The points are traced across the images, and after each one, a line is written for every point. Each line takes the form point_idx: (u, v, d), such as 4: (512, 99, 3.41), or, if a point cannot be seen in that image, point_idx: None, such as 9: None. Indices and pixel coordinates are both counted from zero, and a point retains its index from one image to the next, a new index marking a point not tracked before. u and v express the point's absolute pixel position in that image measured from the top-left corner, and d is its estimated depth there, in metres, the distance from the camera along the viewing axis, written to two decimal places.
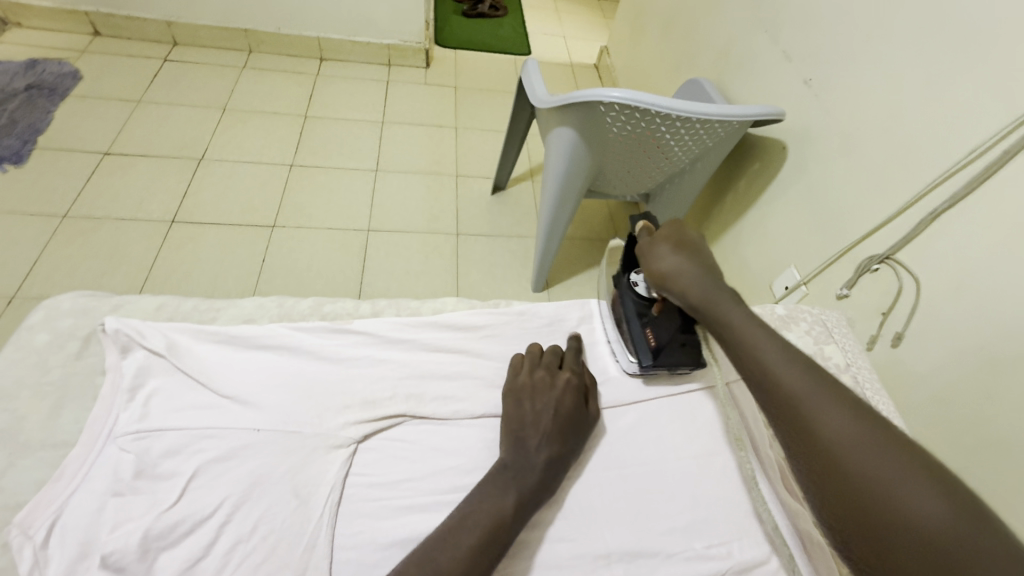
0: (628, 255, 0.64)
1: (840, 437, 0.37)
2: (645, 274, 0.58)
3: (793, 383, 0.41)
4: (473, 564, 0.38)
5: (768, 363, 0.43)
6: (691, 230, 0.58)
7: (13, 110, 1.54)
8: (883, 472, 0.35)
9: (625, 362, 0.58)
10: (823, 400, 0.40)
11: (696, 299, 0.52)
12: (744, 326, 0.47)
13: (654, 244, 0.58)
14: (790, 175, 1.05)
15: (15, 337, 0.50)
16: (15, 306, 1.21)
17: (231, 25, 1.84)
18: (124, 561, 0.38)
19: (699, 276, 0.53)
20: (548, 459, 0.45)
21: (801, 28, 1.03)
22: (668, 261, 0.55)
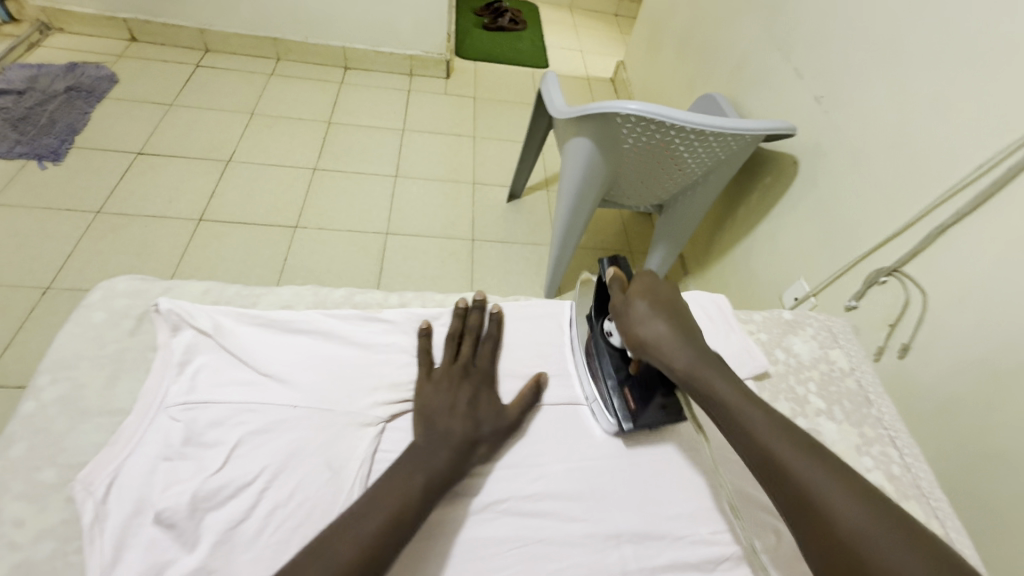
0: (599, 302, 0.60)
1: (858, 533, 0.37)
2: (623, 337, 0.55)
3: (799, 471, 0.40)
4: (373, 551, 0.39)
5: (768, 444, 0.43)
6: (664, 284, 0.57)
7: (53, 110, 1.62)
8: (904, 572, 0.35)
9: (604, 424, 0.55)
10: (836, 496, 0.39)
11: (682, 369, 0.50)
12: (737, 404, 0.46)
13: (631, 303, 0.54)
14: (801, 188, 1.07)
15: (75, 315, 0.55)
16: (49, 296, 1.26)
17: (261, 33, 1.92)
18: (175, 517, 0.41)
19: (682, 344, 0.51)
20: (464, 435, 0.48)
21: (813, 47, 1.06)
22: (649, 327, 0.52)
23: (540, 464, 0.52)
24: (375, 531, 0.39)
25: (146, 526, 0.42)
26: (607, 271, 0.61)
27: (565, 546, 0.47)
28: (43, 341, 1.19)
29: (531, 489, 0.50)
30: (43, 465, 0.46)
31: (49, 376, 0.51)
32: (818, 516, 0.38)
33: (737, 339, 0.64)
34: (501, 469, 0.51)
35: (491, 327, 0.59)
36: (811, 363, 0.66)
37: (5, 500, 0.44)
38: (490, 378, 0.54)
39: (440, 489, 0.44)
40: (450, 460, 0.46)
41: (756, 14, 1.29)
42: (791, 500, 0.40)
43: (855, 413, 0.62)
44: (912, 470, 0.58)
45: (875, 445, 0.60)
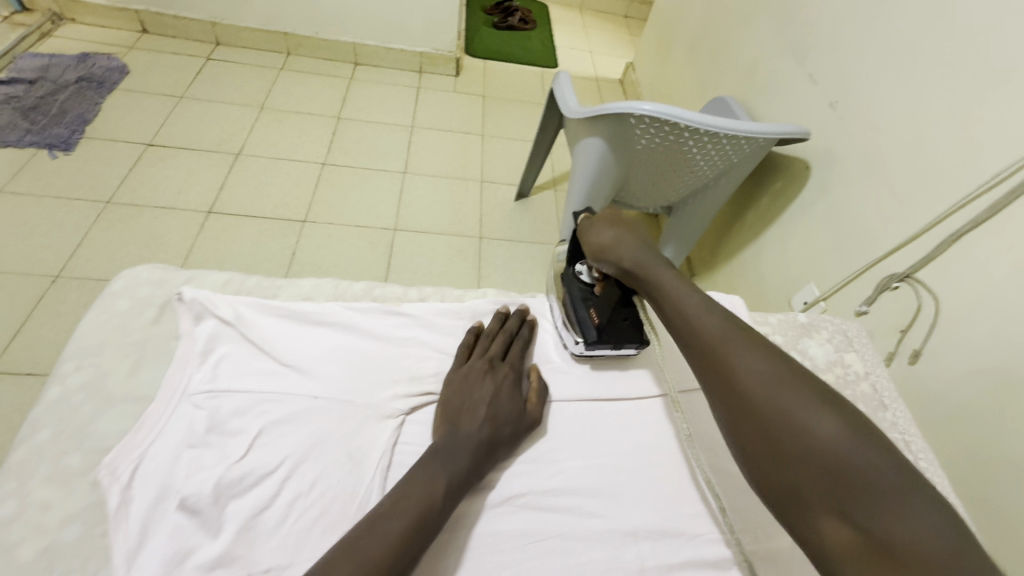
0: (572, 242, 0.67)
1: (756, 377, 0.42)
2: (585, 249, 0.61)
3: (711, 327, 0.46)
4: (401, 549, 0.39)
5: (692, 314, 0.48)
6: (628, 213, 0.62)
7: (64, 100, 1.62)
8: (784, 399, 0.40)
9: (573, 342, 0.60)
10: (739, 344, 0.44)
11: (631, 266, 0.55)
12: (669, 282, 0.51)
13: (594, 220, 0.61)
14: (813, 193, 1.07)
15: (99, 302, 0.56)
16: (58, 285, 1.26)
17: (272, 27, 1.92)
18: (199, 504, 0.42)
19: (632, 244, 0.57)
20: (482, 439, 0.47)
21: (827, 52, 1.06)
22: (604, 236, 0.59)
23: (560, 460, 0.52)
24: (402, 529, 0.40)
25: (170, 512, 0.42)
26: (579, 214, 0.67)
27: (586, 542, 0.47)
28: (52, 330, 1.19)
29: (551, 484, 0.50)
30: (69, 450, 0.46)
31: (74, 362, 0.51)
32: (722, 366, 0.44)
33: None
34: (521, 464, 0.51)
35: (524, 331, 0.60)
36: (826, 367, 0.67)
37: (33, 484, 0.44)
38: (517, 373, 0.55)
39: (458, 490, 0.44)
40: (468, 464, 0.45)
41: (769, 17, 1.29)
42: (702, 353, 0.46)
43: (870, 418, 0.63)
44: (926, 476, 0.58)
45: None
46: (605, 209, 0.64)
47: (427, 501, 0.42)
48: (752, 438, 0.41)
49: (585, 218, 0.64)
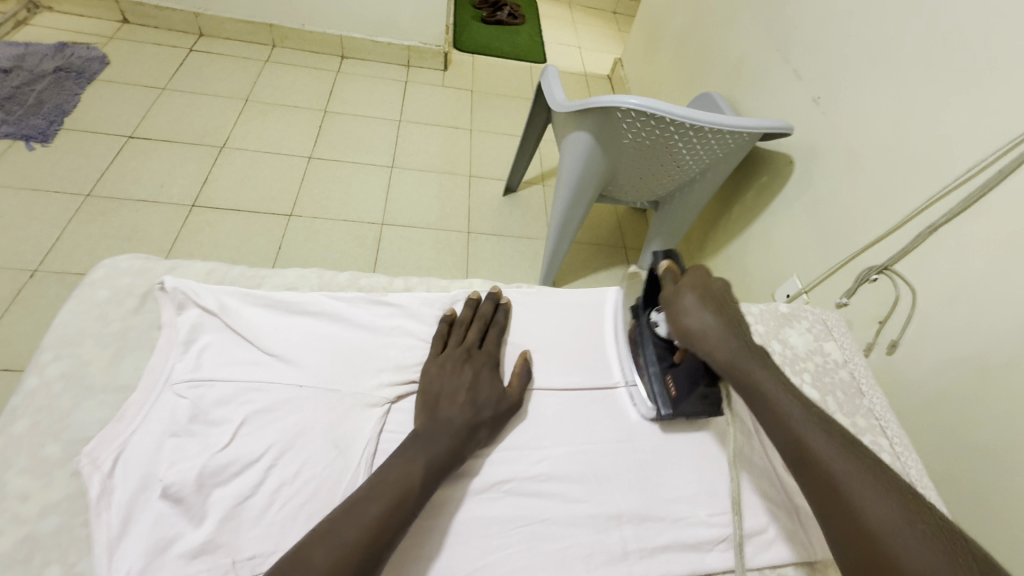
0: (649, 296, 0.61)
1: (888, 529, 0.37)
2: (668, 324, 0.55)
3: (835, 468, 0.41)
4: (384, 531, 0.39)
5: (804, 437, 0.43)
6: (719, 281, 0.56)
7: (41, 91, 1.59)
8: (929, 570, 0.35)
9: (643, 407, 0.57)
10: (866, 489, 0.39)
11: (726, 361, 0.50)
12: (779, 398, 0.46)
13: (677, 292, 0.55)
14: (797, 187, 1.09)
15: (78, 292, 0.55)
16: (36, 280, 1.23)
17: (257, 19, 1.89)
18: (182, 492, 0.41)
19: (731, 337, 0.51)
20: (464, 422, 0.48)
21: (811, 49, 1.08)
22: (695, 316, 0.53)
23: (544, 448, 0.52)
24: (382, 513, 0.40)
25: (152, 500, 0.42)
26: (659, 262, 0.60)
27: (570, 527, 0.47)
28: (30, 325, 1.16)
29: (535, 470, 0.51)
30: (48, 440, 0.46)
31: (53, 352, 0.51)
32: (845, 505, 0.39)
33: None
34: (504, 451, 0.51)
35: (499, 314, 0.60)
36: (806, 355, 0.68)
37: (9, 475, 0.43)
38: (496, 358, 0.55)
39: (441, 473, 0.45)
40: (450, 445, 0.46)
41: (755, 14, 1.30)
42: (822, 487, 0.41)
43: (847, 404, 0.64)
44: (901, 459, 0.60)
45: (866, 434, 0.62)
46: (692, 271, 0.58)
47: (408, 484, 0.42)
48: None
49: (670, 278, 0.58)
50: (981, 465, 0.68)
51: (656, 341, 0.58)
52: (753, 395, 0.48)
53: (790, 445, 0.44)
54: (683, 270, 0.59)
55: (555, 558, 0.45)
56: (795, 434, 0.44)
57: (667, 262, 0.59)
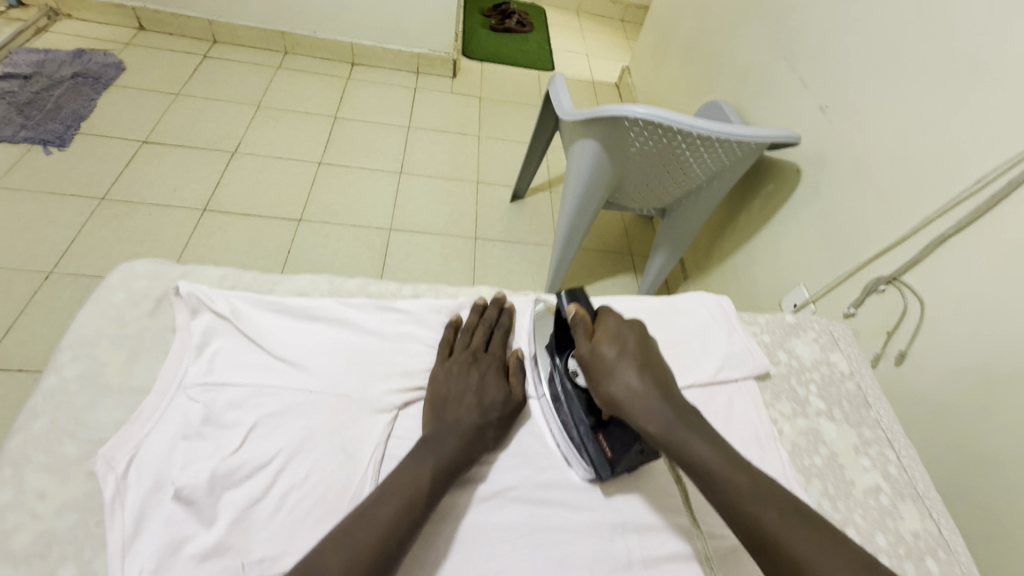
0: (563, 345, 0.56)
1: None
2: (593, 389, 0.50)
3: (797, 547, 0.40)
4: (394, 535, 0.40)
5: (756, 515, 0.41)
6: (633, 327, 0.52)
7: (59, 96, 1.62)
8: None
9: (580, 470, 0.52)
10: (827, 566, 0.39)
11: (661, 433, 0.46)
12: (723, 470, 0.44)
13: (597, 353, 0.50)
14: (805, 196, 1.09)
15: (96, 295, 0.56)
16: (51, 281, 1.25)
17: (270, 26, 1.92)
18: (194, 494, 0.42)
19: (659, 399, 0.47)
20: (472, 423, 0.49)
21: (818, 58, 1.08)
22: (622, 383, 0.48)
23: (550, 454, 0.53)
24: (388, 520, 0.41)
25: (165, 501, 0.43)
26: (567, 308, 0.55)
27: (575, 534, 0.48)
28: (45, 326, 1.18)
29: (542, 477, 0.51)
30: (65, 439, 0.47)
31: (71, 353, 0.52)
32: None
33: (739, 338, 0.65)
34: (510, 458, 0.52)
35: (504, 318, 0.61)
36: (812, 365, 0.68)
37: (27, 472, 0.44)
38: (502, 361, 0.56)
39: (448, 476, 0.45)
40: (457, 448, 0.47)
41: (761, 23, 1.31)
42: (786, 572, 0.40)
43: (854, 415, 0.64)
44: (907, 471, 0.59)
45: (873, 445, 0.61)
46: (603, 323, 0.52)
47: (414, 489, 0.43)
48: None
49: (582, 331, 0.52)
50: (990, 479, 0.67)
51: (578, 395, 0.53)
52: (697, 471, 0.44)
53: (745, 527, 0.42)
54: (592, 311, 0.54)
55: (560, 565, 0.45)
56: (748, 515, 0.42)
57: (575, 308, 0.54)
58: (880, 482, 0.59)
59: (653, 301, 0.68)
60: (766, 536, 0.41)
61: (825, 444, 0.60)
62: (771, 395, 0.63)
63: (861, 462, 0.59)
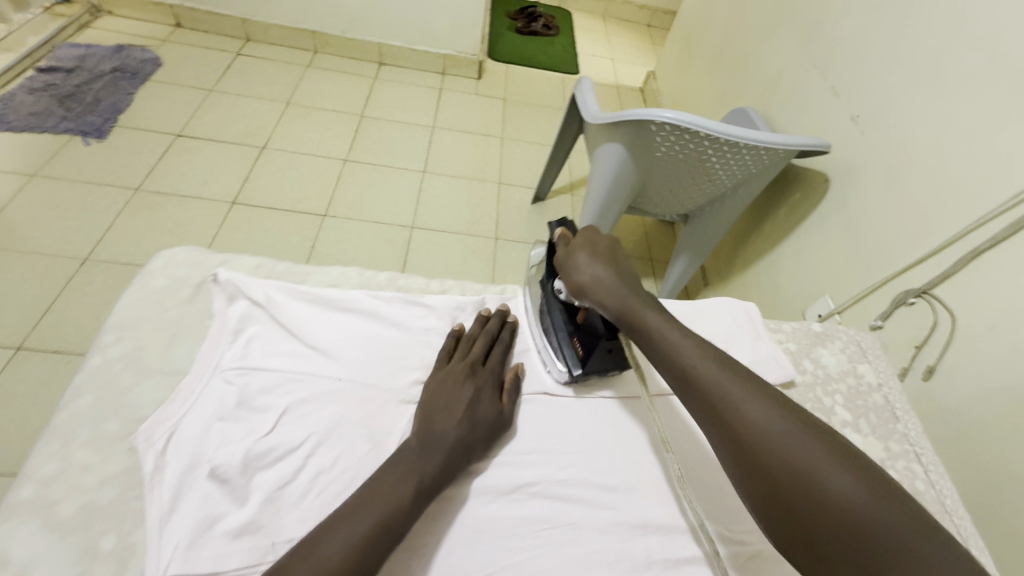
0: (549, 265, 0.64)
1: (761, 423, 0.41)
2: (564, 284, 0.58)
3: (715, 379, 0.44)
4: (361, 554, 0.39)
5: (686, 361, 0.45)
6: (607, 237, 0.59)
7: (99, 90, 1.68)
8: (794, 455, 0.39)
9: (557, 373, 0.58)
10: (741, 395, 0.42)
11: (616, 308, 0.52)
12: (662, 332, 0.48)
13: (571, 253, 0.58)
14: (833, 205, 1.07)
15: (139, 280, 0.59)
16: (86, 268, 1.29)
17: (301, 26, 1.97)
18: (229, 473, 0.44)
19: (617, 283, 0.54)
20: (458, 439, 0.48)
21: (850, 66, 1.07)
22: (586, 271, 0.55)
23: (572, 452, 0.53)
24: (359, 539, 0.40)
25: (201, 479, 0.44)
26: (557, 231, 0.65)
27: (596, 532, 0.48)
28: (79, 310, 1.22)
29: (563, 475, 0.51)
30: (108, 417, 0.49)
31: (114, 335, 0.54)
32: (724, 412, 0.42)
33: (764, 346, 0.65)
34: (532, 454, 0.52)
35: (506, 333, 0.60)
36: (838, 376, 0.67)
37: (73, 447, 0.46)
38: (496, 378, 0.55)
39: (430, 492, 0.44)
40: (442, 462, 0.46)
41: (793, 30, 1.30)
42: (704, 401, 0.44)
43: (881, 427, 0.63)
44: (936, 487, 0.58)
45: (900, 459, 0.60)
46: (582, 234, 0.60)
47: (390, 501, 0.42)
48: (762, 492, 0.39)
49: (564, 244, 0.61)
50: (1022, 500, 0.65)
51: (558, 307, 0.61)
52: (641, 332, 0.50)
53: (671, 367, 0.46)
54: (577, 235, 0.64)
55: (580, 562, 0.46)
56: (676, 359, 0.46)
57: (562, 231, 0.64)
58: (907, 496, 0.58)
59: (676, 305, 0.68)
60: (687, 371, 0.45)
61: None
62: None
63: None
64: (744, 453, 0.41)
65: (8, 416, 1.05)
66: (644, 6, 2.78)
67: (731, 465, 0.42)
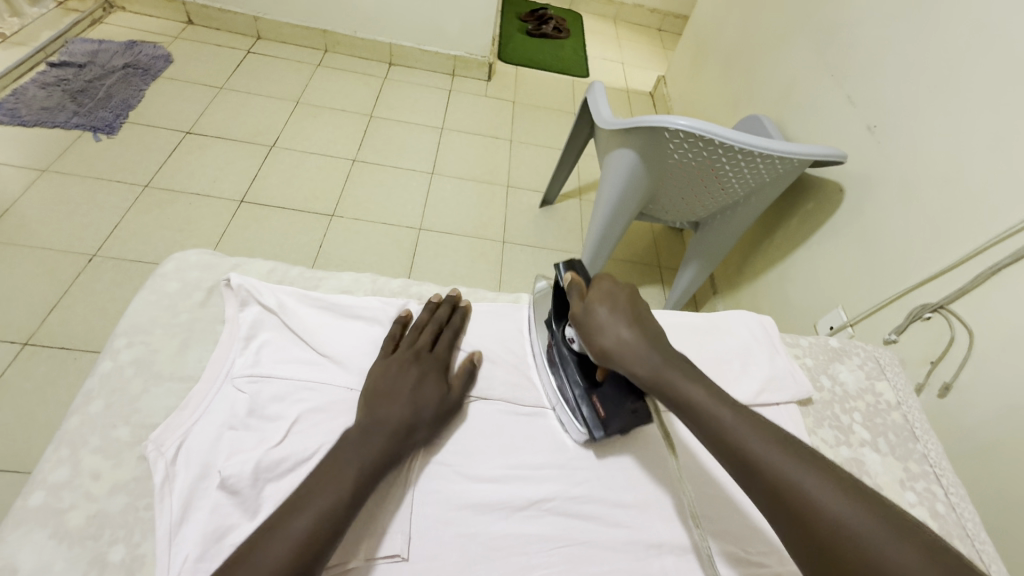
0: (559, 309, 0.58)
1: (843, 524, 0.36)
2: (585, 345, 0.52)
3: (754, 446, 0.41)
4: (307, 544, 0.39)
5: (721, 425, 0.42)
6: (625, 286, 0.53)
7: (110, 86, 1.68)
8: (850, 527, 0.35)
9: (574, 433, 0.54)
10: (785, 462, 0.39)
11: (645, 374, 0.47)
12: (692, 389, 0.45)
13: (588, 310, 0.51)
14: (847, 217, 1.06)
15: (151, 282, 0.58)
16: (94, 264, 1.29)
17: (312, 25, 1.96)
18: (239, 484, 0.43)
19: (644, 343, 0.48)
20: (400, 423, 0.47)
21: (867, 76, 1.06)
22: (611, 333, 0.49)
23: (586, 468, 0.52)
24: (308, 527, 0.39)
25: (212, 489, 0.44)
26: (564, 276, 0.57)
27: (610, 550, 0.47)
28: (86, 307, 1.22)
29: (577, 491, 0.51)
30: (118, 423, 0.48)
31: (125, 339, 0.53)
32: (801, 512, 0.37)
33: (782, 362, 0.64)
34: (546, 468, 0.52)
35: (456, 318, 0.60)
36: (856, 394, 0.66)
37: (83, 454, 0.46)
38: (445, 361, 0.55)
39: (375, 478, 0.44)
40: (384, 447, 0.45)
41: (808, 38, 1.28)
42: (772, 495, 0.39)
43: (899, 447, 0.62)
44: (956, 510, 0.57)
45: (919, 480, 0.59)
46: (596, 283, 0.54)
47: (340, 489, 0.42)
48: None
49: (577, 294, 0.54)
50: None
51: (572, 360, 0.55)
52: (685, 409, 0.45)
53: (729, 455, 0.41)
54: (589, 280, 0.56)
55: None
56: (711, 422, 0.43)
57: (571, 275, 0.56)
58: (926, 519, 0.56)
59: (692, 318, 0.67)
60: (748, 460, 0.40)
61: (869, 476, 0.58)
62: (813, 422, 0.62)
63: (906, 497, 0.57)
64: (827, 559, 0.36)
65: (14, 412, 1.05)
66: (655, 10, 2.77)
67: (814, 574, 0.36)
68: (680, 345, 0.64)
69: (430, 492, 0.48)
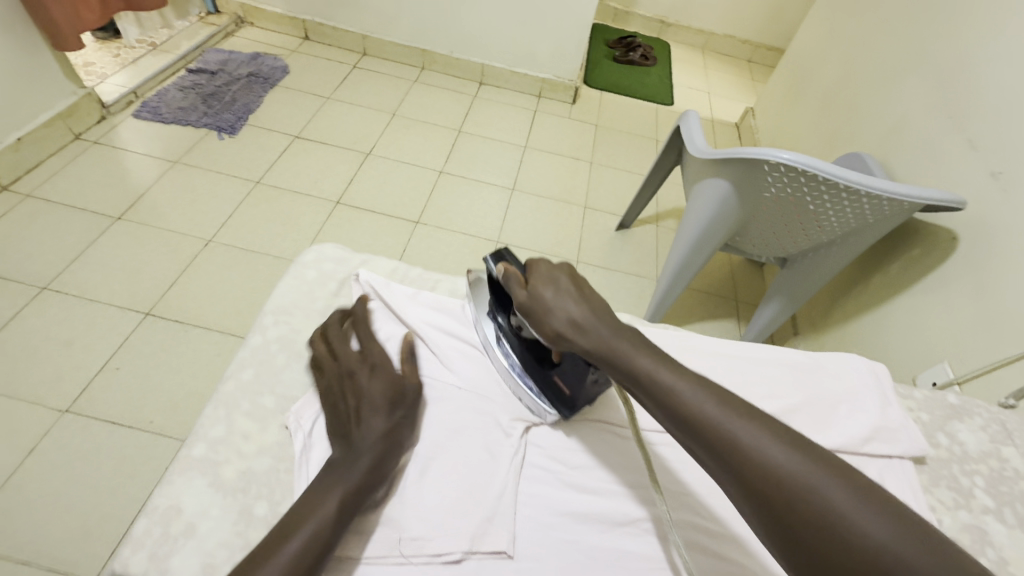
0: (498, 297, 0.59)
1: (786, 475, 0.35)
2: (538, 332, 0.50)
3: (715, 419, 0.38)
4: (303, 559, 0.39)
5: (686, 402, 0.40)
6: (564, 265, 0.51)
7: (235, 91, 1.87)
8: (821, 498, 0.34)
9: (544, 413, 0.57)
10: (750, 432, 0.37)
11: (596, 348, 0.46)
12: (655, 370, 0.42)
13: (536, 296, 0.50)
14: (961, 266, 0.98)
15: (293, 270, 0.66)
16: (208, 249, 1.43)
17: (413, 43, 2.10)
18: None
19: (597, 319, 0.47)
20: (381, 434, 0.48)
21: (992, 119, 0.99)
22: (560, 313, 0.48)
23: (685, 494, 0.53)
24: (299, 545, 0.40)
25: None
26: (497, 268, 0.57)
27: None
28: (199, 286, 1.34)
29: (678, 517, 0.51)
30: (264, 392, 0.54)
31: (272, 318, 0.61)
32: (738, 458, 0.37)
33: (895, 414, 0.60)
34: (645, 491, 0.52)
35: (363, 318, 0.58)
36: (978, 457, 0.61)
37: (236, 415, 0.52)
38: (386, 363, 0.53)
39: (364, 489, 0.45)
40: (370, 462, 0.46)
41: (922, 76, 1.23)
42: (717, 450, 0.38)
43: None
44: None
45: None
46: (534, 270, 0.53)
47: (349, 476, 0.45)
48: (795, 549, 0.34)
49: (516, 284, 0.53)
50: None
51: (528, 345, 0.57)
52: (632, 377, 0.43)
53: (674, 415, 0.40)
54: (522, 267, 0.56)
55: None
56: (672, 397, 0.40)
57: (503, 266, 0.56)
58: None
59: (794, 355, 0.66)
60: (691, 415, 0.39)
61: (994, 548, 0.53)
62: (928, 480, 0.58)
63: None
64: (761, 502, 0.36)
65: (131, 373, 1.17)
66: (747, 42, 2.73)
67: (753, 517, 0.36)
68: (774, 377, 0.63)
69: (534, 496, 0.51)
